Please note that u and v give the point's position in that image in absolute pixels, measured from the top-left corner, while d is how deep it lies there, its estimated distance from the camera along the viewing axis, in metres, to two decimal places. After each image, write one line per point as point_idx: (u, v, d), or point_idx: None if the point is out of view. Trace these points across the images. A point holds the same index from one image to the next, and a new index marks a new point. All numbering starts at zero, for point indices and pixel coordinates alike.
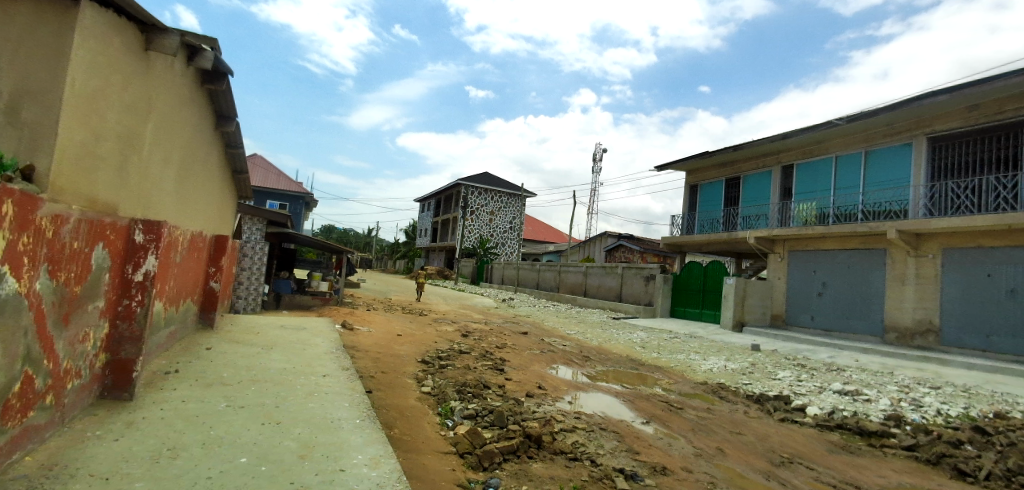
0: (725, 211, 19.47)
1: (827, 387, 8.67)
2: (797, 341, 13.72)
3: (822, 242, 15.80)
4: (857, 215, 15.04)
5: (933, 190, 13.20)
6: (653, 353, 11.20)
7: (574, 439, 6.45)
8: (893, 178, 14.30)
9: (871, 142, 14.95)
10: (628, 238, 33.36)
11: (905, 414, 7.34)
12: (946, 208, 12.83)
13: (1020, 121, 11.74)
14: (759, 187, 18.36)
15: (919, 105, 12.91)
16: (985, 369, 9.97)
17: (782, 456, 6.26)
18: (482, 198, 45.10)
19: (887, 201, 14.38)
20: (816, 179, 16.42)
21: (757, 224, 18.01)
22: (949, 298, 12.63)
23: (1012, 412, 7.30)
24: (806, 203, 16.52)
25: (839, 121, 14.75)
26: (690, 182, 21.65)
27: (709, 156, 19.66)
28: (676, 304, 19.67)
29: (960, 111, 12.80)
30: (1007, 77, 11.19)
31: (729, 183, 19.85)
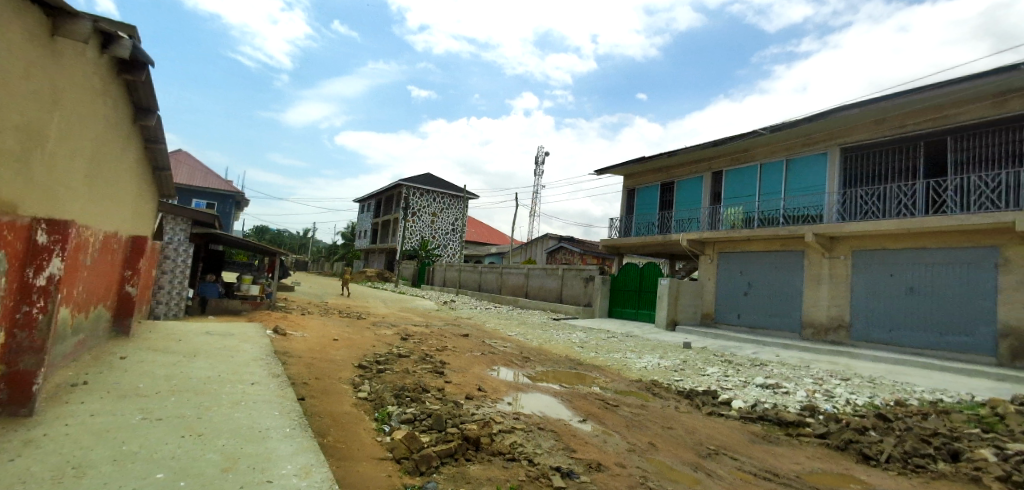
0: (660, 214, 20.20)
1: (751, 381, 9.15)
2: (726, 338, 14.44)
3: (749, 244, 16.70)
4: (779, 219, 16.02)
5: (845, 196, 14.28)
6: (591, 352, 11.45)
7: (512, 439, 6.48)
8: (810, 184, 15.33)
9: (790, 151, 15.98)
10: (570, 240, 33.96)
11: (819, 404, 7.88)
12: (857, 213, 13.90)
13: (918, 135, 12.92)
14: (691, 192, 19.19)
15: (833, 118, 13.95)
16: (886, 361, 10.90)
17: (709, 448, 6.59)
18: (425, 199, 44.65)
19: (805, 206, 15.40)
20: (743, 185, 17.35)
21: (690, 227, 18.80)
22: (859, 296, 13.69)
23: (910, 399, 7.98)
24: (734, 207, 17.34)
25: (763, 130, 15.69)
26: (627, 186, 22.33)
27: (646, 161, 20.36)
28: (615, 304, 20.17)
29: (867, 125, 13.91)
30: (908, 94, 12.28)
31: (664, 187, 20.65)
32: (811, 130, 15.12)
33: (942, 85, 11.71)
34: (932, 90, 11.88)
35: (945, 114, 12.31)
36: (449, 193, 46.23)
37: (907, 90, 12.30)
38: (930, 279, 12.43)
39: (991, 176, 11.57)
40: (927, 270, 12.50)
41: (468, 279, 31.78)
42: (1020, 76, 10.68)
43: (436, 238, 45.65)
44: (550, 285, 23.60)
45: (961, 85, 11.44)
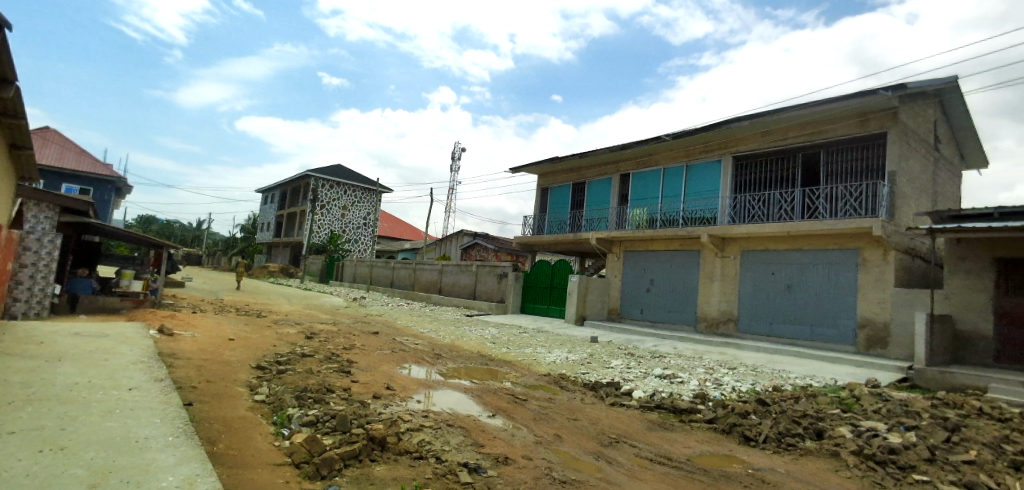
0: (571, 213, 20.87)
1: (650, 372, 9.72)
2: (629, 332, 15.23)
3: (652, 243, 17.71)
4: (679, 220, 17.07)
5: (736, 201, 15.55)
6: (503, 348, 11.59)
7: (420, 437, 6.40)
8: (707, 189, 16.54)
9: (690, 157, 17.13)
10: (484, 236, 34.05)
11: (709, 391, 8.52)
12: (746, 217, 15.18)
13: (797, 147, 14.38)
14: (601, 193, 19.99)
15: (727, 128, 15.14)
16: (767, 351, 12.03)
17: (611, 437, 6.93)
18: (335, 191, 42.90)
19: (701, 209, 16.56)
20: (647, 188, 18.36)
21: (599, 226, 19.56)
22: (746, 292, 14.99)
23: (785, 384, 8.88)
24: (639, 208, 18.26)
25: (666, 136, 16.70)
26: (541, 185, 22.82)
27: (558, 161, 20.94)
28: (527, 301, 20.66)
29: (755, 136, 15.26)
30: (790, 110, 13.63)
31: (576, 187, 21.35)
32: (708, 139, 16.31)
33: (818, 103, 13.09)
34: (810, 107, 13.26)
35: (820, 130, 13.78)
36: (362, 186, 44.66)
37: (790, 106, 13.64)
38: (803, 277, 13.86)
39: (855, 186, 13.09)
40: (802, 268, 13.92)
41: (380, 275, 30.93)
42: (879, 100, 12.20)
43: (347, 232, 43.84)
44: (464, 282, 23.57)
45: (833, 104, 12.86)
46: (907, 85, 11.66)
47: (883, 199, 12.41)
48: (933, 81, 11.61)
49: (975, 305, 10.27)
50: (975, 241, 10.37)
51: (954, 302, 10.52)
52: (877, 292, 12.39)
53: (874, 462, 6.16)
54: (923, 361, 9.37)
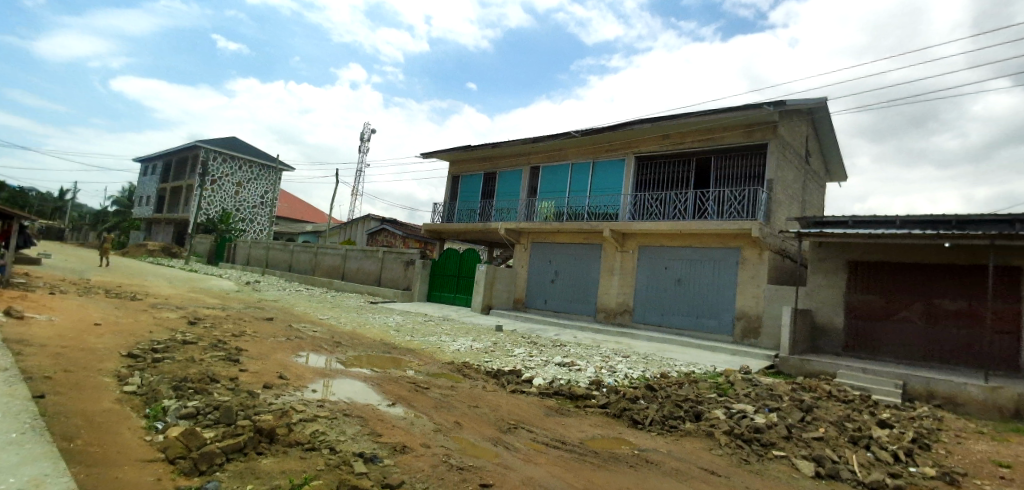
0: (482, 203, 20.99)
1: (551, 360, 10.08)
2: (534, 321, 15.69)
3: (558, 236, 18.29)
4: (583, 214, 17.74)
5: (636, 199, 16.47)
6: (407, 336, 11.44)
7: (313, 428, 6.15)
8: (610, 186, 17.35)
9: (596, 155, 17.84)
10: (393, 222, 33.36)
11: (604, 378, 9.01)
12: (644, 214, 16.13)
13: (692, 152, 15.50)
14: (511, 184, 20.29)
15: (632, 129, 15.95)
16: (658, 340, 12.93)
17: (509, 423, 7.12)
18: (228, 165, 39.67)
19: (605, 205, 17.33)
20: (555, 181, 18.90)
21: (508, 217, 19.84)
22: (641, 285, 15.99)
23: (671, 371, 9.59)
24: (547, 201, 18.75)
25: (575, 133, 17.25)
26: (453, 173, 22.67)
27: (471, 149, 20.89)
28: (433, 289, 20.54)
29: (656, 139, 16.21)
30: (687, 117, 14.63)
31: (487, 177, 21.48)
32: (613, 138, 17.09)
33: (711, 112, 14.17)
34: (704, 115, 14.31)
35: (712, 137, 14.94)
36: (259, 162, 41.64)
37: (687, 113, 14.65)
38: (692, 272, 15.02)
39: (740, 191, 14.38)
40: (691, 264, 15.07)
41: (278, 259, 29.13)
42: (762, 113, 13.47)
43: (239, 211, 40.61)
44: (369, 268, 22.90)
45: (724, 114, 13.99)
46: (785, 102, 12.97)
47: (762, 203, 13.76)
48: (805, 100, 13.00)
49: (831, 301, 11.75)
50: (834, 245, 11.81)
51: (815, 298, 11.94)
52: (753, 287, 13.75)
53: (742, 440, 6.87)
54: (787, 350, 10.56)
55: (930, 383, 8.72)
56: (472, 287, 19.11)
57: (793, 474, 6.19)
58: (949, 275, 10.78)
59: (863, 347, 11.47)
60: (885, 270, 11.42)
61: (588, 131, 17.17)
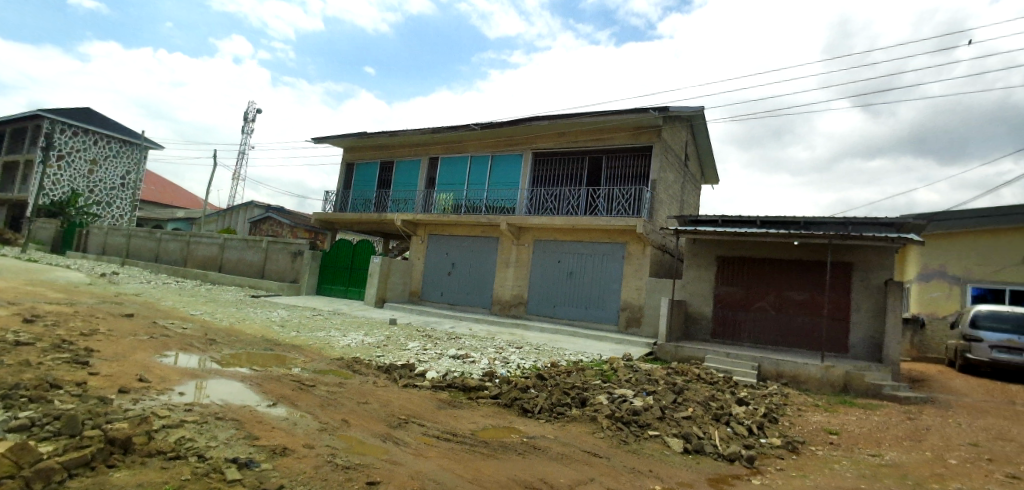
0: (377, 193, 20.38)
1: (445, 353, 10.06)
2: (429, 314, 15.57)
3: (455, 228, 18.27)
4: (481, 208, 17.88)
5: (533, 194, 16.89)
6: (292, 332, 10.82)
7: (177, 435, 5.61)
8: (507, 180, 17.62)
9: (495, 148, 17.99)
10: (278, 210, 31.39)
11: (496, 369, 9.16)
12: (540, 209, 16.60)
13: (586, 150, 16.19)
14: (409, 174, 19.90)
15: (529, 125, 16.29)
16: (551, 330, 13.41)
17: (400, 418, 7.02)
18: (79, 140, 34.51)
19: (502, 199, 17.59)
20: (453, 174, 18.81)
21: (405, 207, 19.45)
22: (535, 278, 16.48)
23: (561, 360, 10.00)
24: (446, 193, 18.64)
25: (474, 126, 17.26)
26: (348, 160, 21.73)
27: (367, 137, 20.12)
28: (323, 281, 19.79)
29: (552, 136, 16.70)
30: (582, 116, 15.25)
31: (383, 166, 20.87)
32: (511, 133, 17.33)
33: (604, 113, 14.88)
34: (597, 115, 15.00)
35: (604, 137, 15.71)
36: (119, 137, 36.71)
37: (582, 113, 15.25)
38: (582, 266, 15.74)
39: (627, 190, 15.30)
40: (582, 258, 15.79)
41: (145, 248, 26.08)
42: (648, 117, 14.40)
43: (92, 192, 35.54)
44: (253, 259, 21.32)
45: (615, 116, 14.76)
46: (669, 108, 13.96)
47: (646, 202, 14.76)
48: (685, 108, 14.10)
49: (704, 292, 12.92)
50: (709, 241, 12.96)
51: (690, 290, 13.07)
52: (636, 280, 14.72)
53: (622, 423, 7.36)
54: (664, 338, 11.45)
55: (779, 364, 9.93)
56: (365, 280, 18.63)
57: (665, 451, 6.77)
58: (798, 270, 12.15)
59: (726, 334, 12.59)
60: (748, 265, 12.60)
61: (487, 124, 17.27)
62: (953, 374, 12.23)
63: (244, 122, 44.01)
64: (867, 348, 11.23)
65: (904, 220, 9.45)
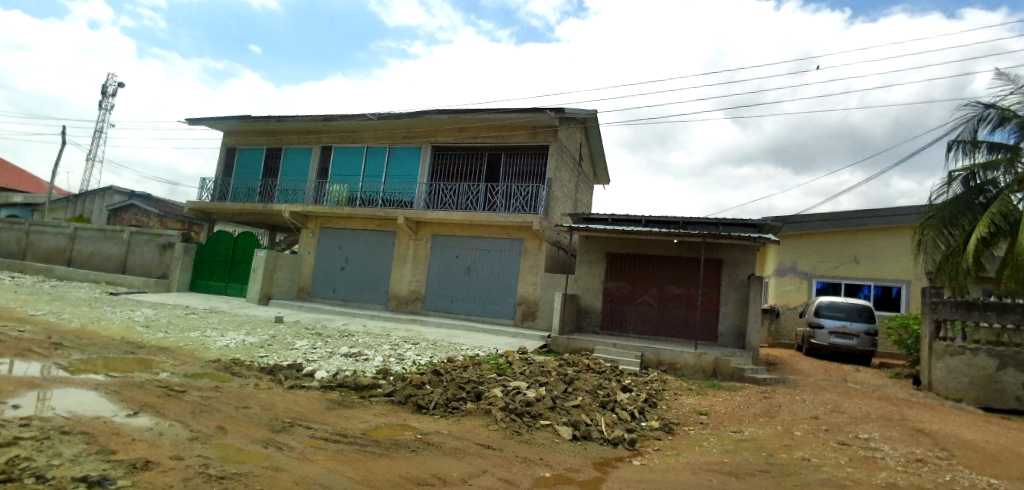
0: (263, 182, 19.03)
1: (336, 351, 9.68)
2: (319, 311, 14.92)
3: (349, 221, 17.62)
4: (377, 201, 17.37)
5: (431, 188, 16.70)
6: (159, 333, 9.81)
7: (9, 455, 4.83)
8: (404, 174, 17.28)
9: (393, 140, 17.54)
10: (144, 197, 28.22)
11: (391, 366, 8.98)
12: (438, 204, 16.48)
13: (485, 146, 16.33)
14: (299, 163, 18.81)
15: (429, 118, 16.06)
16: (448, 326, 13.41)
17: (284, 421, 6.64)
18: None
19: (399, 192, 17.20)
20: (348, 165, 18.08)
21: (294, 198, 18.38)
22: (432, 273, 16.39)
23: (457, 355, 10.05)
24: (339, 185, 17.88)
25: (371, 115, 16.67)
26: (228, 145, 20.06)
27: (251, 120, 18.65)
28: (198, 277, 18.36)
29: (453, 131, 16.63)
30: (482, 112, 15.33)
31: (270, 153, 19.52)
32: (410, 125, 16.98)
33: (504, 111, 15.08)
34: (497, 112, 15.16)
35: (503, 134, 15.95)
36: None
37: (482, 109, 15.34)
38: (480, 261, 15.89)
39: (524, 187, 15.67)
40: (480, 254, 15.93)
41: None
42: (545, 117, 14.84)
43: None
44: (114, 252, 19.05)
45: (514, 114, 15.02)
46: (564, 109, 14.48)
47: (542, 199, 15.24)
48: (580, 110, 14.71)
49: (596, 287, 13.62)
50: (602, 238, 13.67)
51: (582, 285, 13.71)
52: (532, 275, 15.15)
53: (515, 414, 7.54)
54: (558, 330, 11.93)
55: (659, 353, 10.76)
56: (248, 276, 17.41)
57: (555, 439, 7.06)
58: (679, 267, 13.20)
59: (615, 326, 13.38)
60: (636, 261, 13.45)
61: (384, 115, 16.76)
62: (801, 357, 14.04)
63: (104, 96, 38.90)
64: (733, 338, 12.54)
65: (765, 222, 10.62)
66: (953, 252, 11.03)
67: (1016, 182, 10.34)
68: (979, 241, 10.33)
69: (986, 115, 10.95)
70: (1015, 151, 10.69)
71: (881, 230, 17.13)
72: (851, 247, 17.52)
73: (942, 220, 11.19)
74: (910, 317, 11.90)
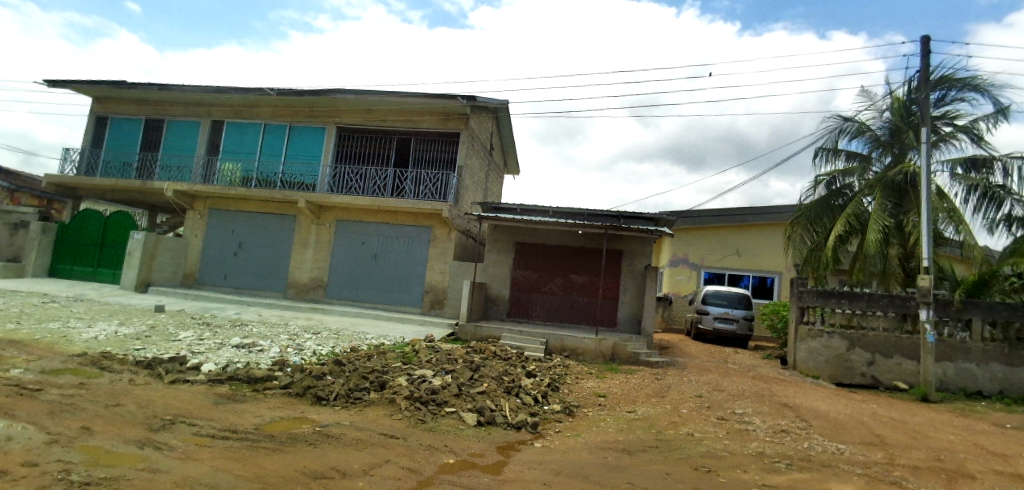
0: (141, 156, 17.16)
1: (226, 342, 9.05)
2: (207, 300, 13.85)
3: (244, 203, 16.47)
4: (276, 182, 16.30)
5: (336, 171, 15.98)
6: (7, 324, 8.59)
7: None
8: (306, 155, 16.39)
9: (293, 118, 16.55)
10: None
11: (289, 357, 8.57)
12: (343, 188, 15.82)
13: (394, 130, 15.90)
14: (185, 137, 17.19)
15: (334, 97, 15.29)
16: (351, 314, 13.02)
17: (164, 419, 6.11)
18: None
19: (300, 174, 16.27)
20: (243, 142, 16.81)
21: (179, 176, 16.82)
22: (336, 260, 15.78)
23: (361, 345, 9.79)
24: (232, 163, 16.60)
25: (269, 90, 15.56)
26: (99, 113, 17.84)
27: (126, 87, 16.67)
28: (59, 261, 16.37)
29: (360, 112, 16.00)
30: (392, 95, 14.87)
31: (150, 124, 17.62)
32: (313, 104, 16.09)
33: (415, 95, 14.74)
34: (408, 96, 14.80)
35: (414, 119, 15.62)
36: None
37: (393, 92, 14.89)
38: (388, 248, 15.54)
39: (434, 174, 15.49)
40: (388, 241, 15.56)
41: None
42: (456, 105, 14.72)
43: None
44: None
45: (425, 99, 14.74)
46: (476, 97, 14.45)
47: (452, 187, 15.16)
48: (491, 99, 14.74)
49: (505, 275, 13.85)
50: (513, 228, 13.88)
51: (491, 273, 13.88)
52: (441, 263, 15.08)
53: (420, 402, 7.51)
54: (466, 318, 12.01)
55: (563, 339, 11.20)
56: (123, 260, 15.70)
57: (459, 425, 7.13)
58: (584, 256, 13.75)
59: (523, 314, 13.71)
60: (545, 250, 13.82)
61: (284, 91, 15.71)
62: (689, 341, 15.25)
63: None
64: (630, 324, 13.34)
65: (661, 216, 11.35)
66: (817, 247, 12.49)
67: (866, 188, 11.91)
68: (838, 238, 11.78)
69: (846, 127, 12.45)
70: (866, 160, 12.31)
71: (760, 226, 18.94)
72: (735, 241, 19.22)
73: (808, 218, 12.56)
74: (780, 304, 13.35)
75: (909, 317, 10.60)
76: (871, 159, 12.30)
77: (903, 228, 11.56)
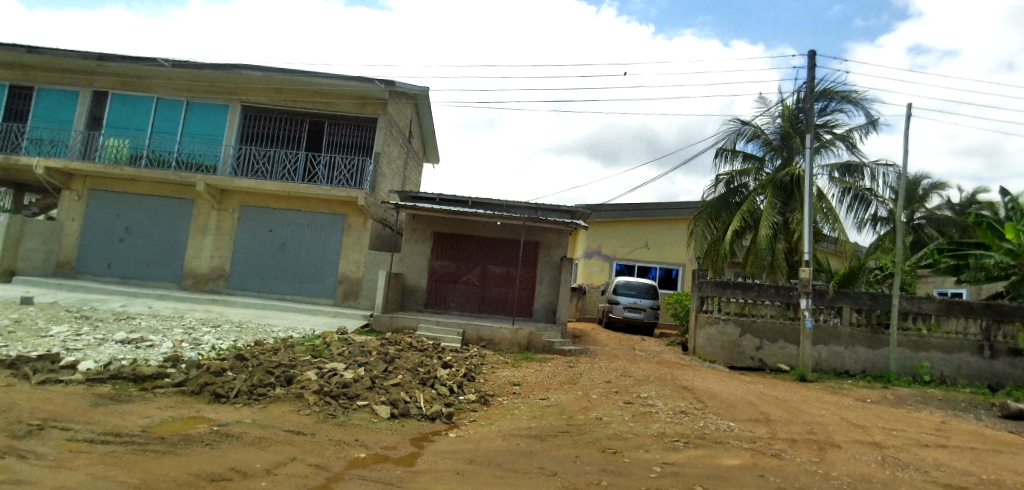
0: (3, 126, 15.04)
1: (109, 337, 8.25)
2: (90, 290, 12.52)
3: (133, 185, 15.01)
4: (170, 162, 14.91)
5: (240, 152, 14.93)
6: None
7: None
8: (206, 134, 15.16)
9: (191, 94, 15.23)
10: None
11: (183, 353, 7.97)
12: (248, 171, 14.82)
13: (306, 112, 15.10)
14: (59, 108, 15.27)
15: (240, 74, 14.24)
16: (256, 306, 12.33)
17: (31, 425, 5.45)
18: None
19: (199, 155, 15.02)
20: (131, 117, 15.23)
21: (52, 152, 14.97)
22: (240, 248, 14.83)
23: (266, 338, 9.31)
24: (116, 139, 15.00)
25: (162, 61, 14.17)
26: None
27: None
28: None
29: (269, 91, 15.02)
30: (304, 74, 14.10)
31: (14, 91, 15.46)
32: (215, 79, 14.88)
33: (329, 76, 14.06)
34: (321, 77, 14.09)
35: (329, 101, 14.92)
36: None
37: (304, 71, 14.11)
38: (298, 236, 14.83)
39: (350, 160, 14.93)
40: (299, 228, 14.84)
41: None
42: (373, 88, 14.23)
43: None
44: None
45: (341, 81, 14.12)
46: (394, 82, 14.05)
47: (368, 174, 14.69)
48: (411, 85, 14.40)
49: (422, 265, 13.71)
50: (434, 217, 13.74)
51: (408, 263, 13.68)
52: (356, 252, 14.64)
53: (330, 397, 7.29)
54: (382, 309, 11.78)
55: (480, 330, 11.30)
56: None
57: (371, 418, 7.00)
58: (504, 247, 13.91)
59: (441, 304, 13.67)
60: (465, 241, 13.82)
61: (180, 62, 14.37)
62: (601, 330, 15.95)
63: None
64: (545, 314, 13.72)
65: (576, 210, 11.72)
66: (716, 241, 13.48)
67: (759, 187, 12.98)
68: (734, 233, 12.78)
69: (744, 131, 13.45)
70: (760, 162, 13.42)
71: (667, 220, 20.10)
72: (645, 234, 20.28)
73: (709, 214, 13.51)
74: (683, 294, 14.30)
75: (792, 305, 11.78)
76: (764, 161, 13.43)
77: (789, 225, 12.78)
